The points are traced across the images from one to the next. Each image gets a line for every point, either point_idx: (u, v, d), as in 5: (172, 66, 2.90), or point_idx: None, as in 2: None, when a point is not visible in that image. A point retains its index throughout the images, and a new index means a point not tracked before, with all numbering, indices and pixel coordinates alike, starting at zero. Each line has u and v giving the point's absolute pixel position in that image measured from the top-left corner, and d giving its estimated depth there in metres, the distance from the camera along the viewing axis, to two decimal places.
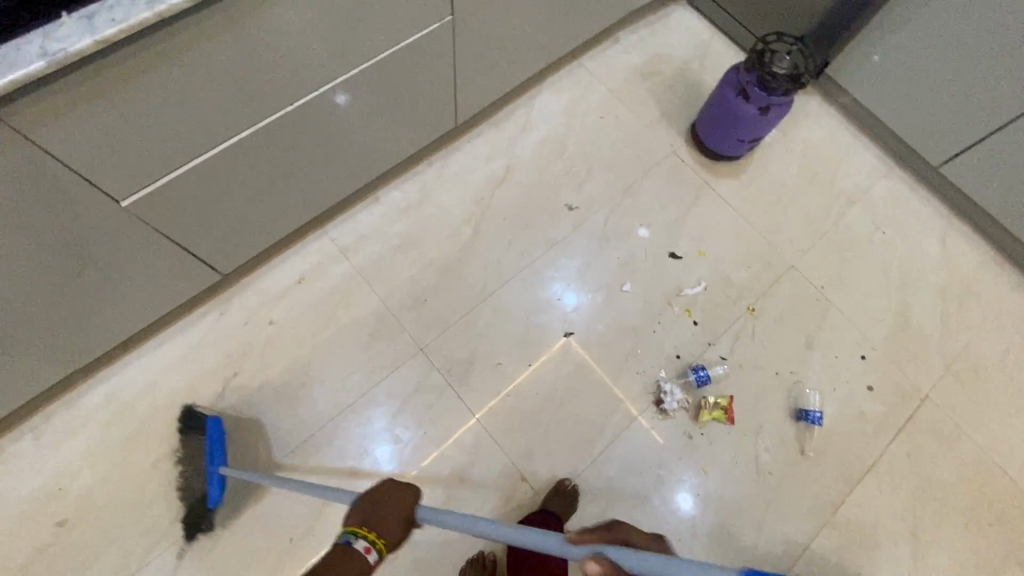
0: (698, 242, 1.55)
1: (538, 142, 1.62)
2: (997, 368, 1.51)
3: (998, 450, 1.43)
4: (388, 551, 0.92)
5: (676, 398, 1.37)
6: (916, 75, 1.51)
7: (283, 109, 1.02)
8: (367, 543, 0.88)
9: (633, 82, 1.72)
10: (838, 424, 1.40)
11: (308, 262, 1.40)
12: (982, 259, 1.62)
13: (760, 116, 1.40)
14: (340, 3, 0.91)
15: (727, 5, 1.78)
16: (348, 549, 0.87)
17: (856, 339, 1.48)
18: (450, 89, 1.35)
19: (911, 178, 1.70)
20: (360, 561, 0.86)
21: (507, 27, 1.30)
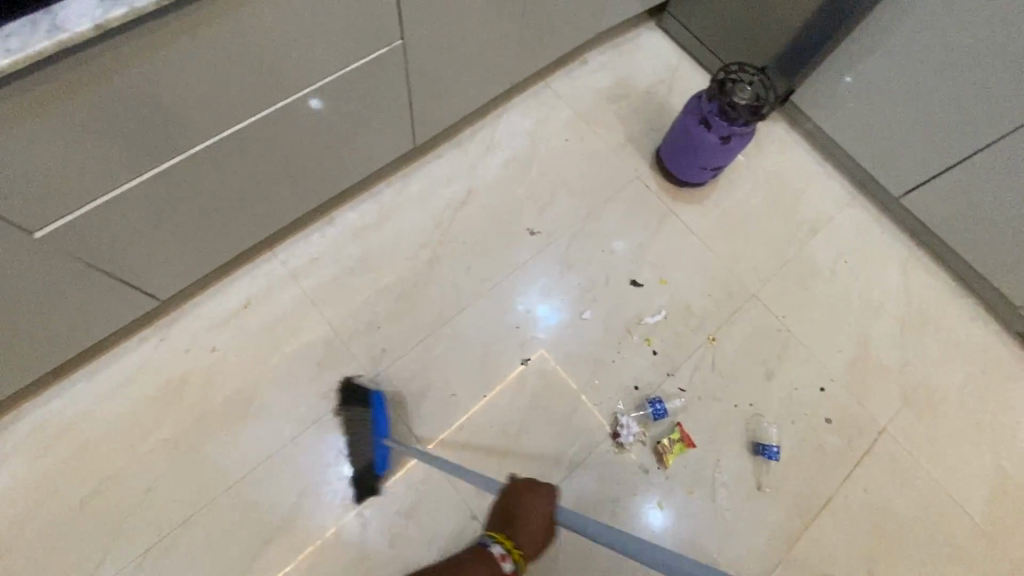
0: (659, 270, 1.53)
1: (502, 163, 1.58)
2: (954, 401, 1.51)
3: (953, 484, 1.43)
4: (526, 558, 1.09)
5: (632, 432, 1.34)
6: (877, 106, 1.52)
7: (217, 136, 0.99)
8: (498, 548, 1.07)
9: (599, 104, 1.70)
10: (796, 457, 1.39)
11: (258, 285, 1.36)
12: (941, 291, 1.63)
13: (721, 144, 1.39)
14: (273, 27, 0.87)
15: (694, 29, 1.78)
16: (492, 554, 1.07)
17: (815, 370, 1.48)
18: (406, 111, 1.31)
19: (873, 207, 1.71)
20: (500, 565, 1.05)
21: (466, 49, 1.28)
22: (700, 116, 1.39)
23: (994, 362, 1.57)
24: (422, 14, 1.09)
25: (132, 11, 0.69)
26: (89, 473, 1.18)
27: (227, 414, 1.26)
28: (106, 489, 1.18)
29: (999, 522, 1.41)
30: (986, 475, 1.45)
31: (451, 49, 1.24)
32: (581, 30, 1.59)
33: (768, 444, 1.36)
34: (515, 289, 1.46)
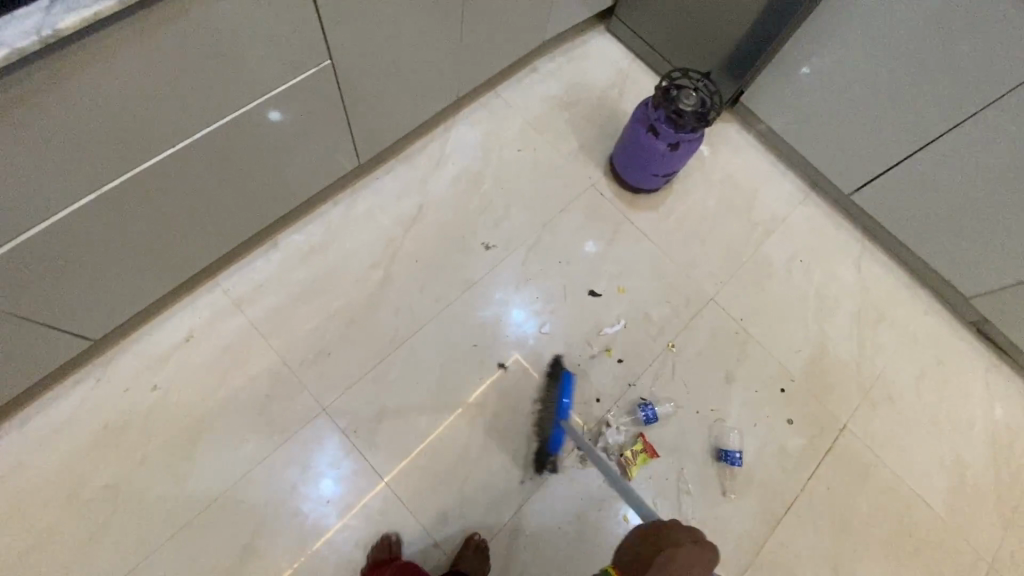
0: (618, 279, 1.52)
1: (453, 177, 1.55)
2: (911, 394, 1.53)
3: (914, 476, 1.45)
4: None
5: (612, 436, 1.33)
6: (825, 104, 1.54)
7: (131, 174, 0.91)
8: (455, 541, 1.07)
9: (550, 113, 1.69)
10: (759, 460, 1.39)
11: (201, 317, 1.30)
12: (894, 284, 1.65)
13: (671, 152, 1.39)
14: (184, 56, 0.82)
15: (643, 33, 1.77)
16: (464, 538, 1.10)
17: (775, 371, 1.48)
18: (348, 131, 1.27)
19: (826, 205, 1.72)
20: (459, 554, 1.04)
21: (408, 62, 1.24)
22: (648, 125, 1.39)
23: (947, 352, 1.60)
24: (354, 33, 1.05)
25: (14, 53, 0.63)
26: (21, 530, 1.11)
27: (172, 455, 1.20)
28: (40, 546, 1.11)
29: (959, 511, 1.43)
30: (945, 466, 1.47)
31: (392, 64, 1.21)
32: (529, 38, 1.57)
33: (732, 449, 1.35)
34: (473, 306, 1.43)
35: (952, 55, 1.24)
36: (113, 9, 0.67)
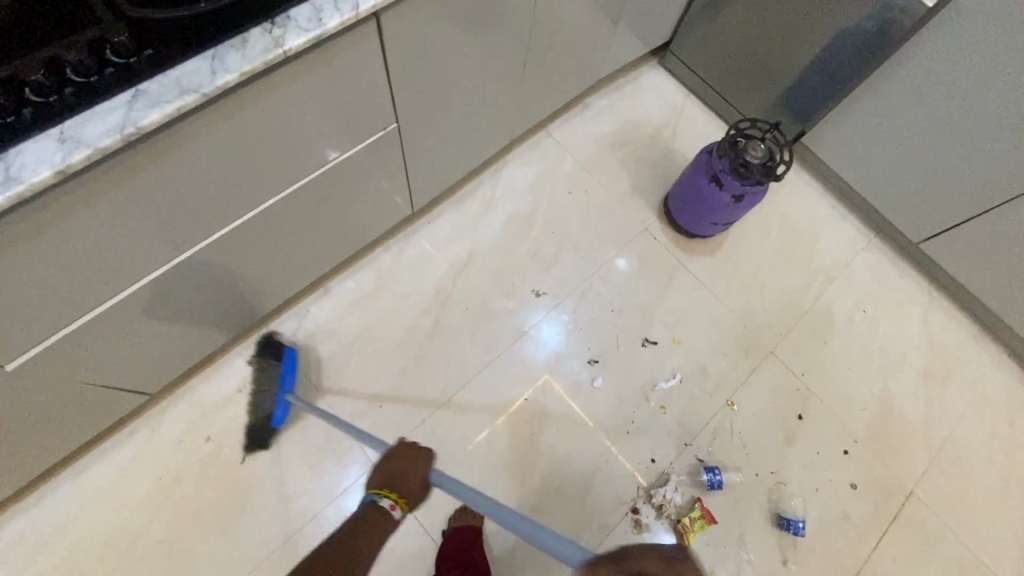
0: (672, 330, 1.47)
1: (504, 221, 1.52)
2: (983, 457, 1.45)
3: (987, 548, 1.37)
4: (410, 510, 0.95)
5: (664, 505, 1.28)
6: (897, 151, 1.46)
7: (201, 244, 0.90)
8: (390, 501, 0.93)
9: (602, 153, 1.64)
10: (821, 528, 1.32)
11: (253, 367, 1.30)
12: (963, 337, 1.57)
13: (735, 204, 1.33)
14: (261, 135, 0.80)
15: (699, 70, 1.72)
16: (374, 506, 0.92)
17: (837, 432, 1.42)
18: (405, 183, 1.25)
19: (889, 251, 1.64)
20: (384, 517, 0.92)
21: (466, 113, 1.22)
22: (711, 173, 1.33)
23: (1021, 412, 1.51)
24: (419, 92, 1.02)
25: (96, 152, 0.61)
26: None
27: (225, 510, 1.19)
28: None
29: None
30: (1020, 538, 1.38)
31: (450, 116, 1.18)
32: (583, 78, 1.53)
33: (794, 517, 1.30)
34: (523, 357, 1.40)
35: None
36: (196, 101, 0.65)
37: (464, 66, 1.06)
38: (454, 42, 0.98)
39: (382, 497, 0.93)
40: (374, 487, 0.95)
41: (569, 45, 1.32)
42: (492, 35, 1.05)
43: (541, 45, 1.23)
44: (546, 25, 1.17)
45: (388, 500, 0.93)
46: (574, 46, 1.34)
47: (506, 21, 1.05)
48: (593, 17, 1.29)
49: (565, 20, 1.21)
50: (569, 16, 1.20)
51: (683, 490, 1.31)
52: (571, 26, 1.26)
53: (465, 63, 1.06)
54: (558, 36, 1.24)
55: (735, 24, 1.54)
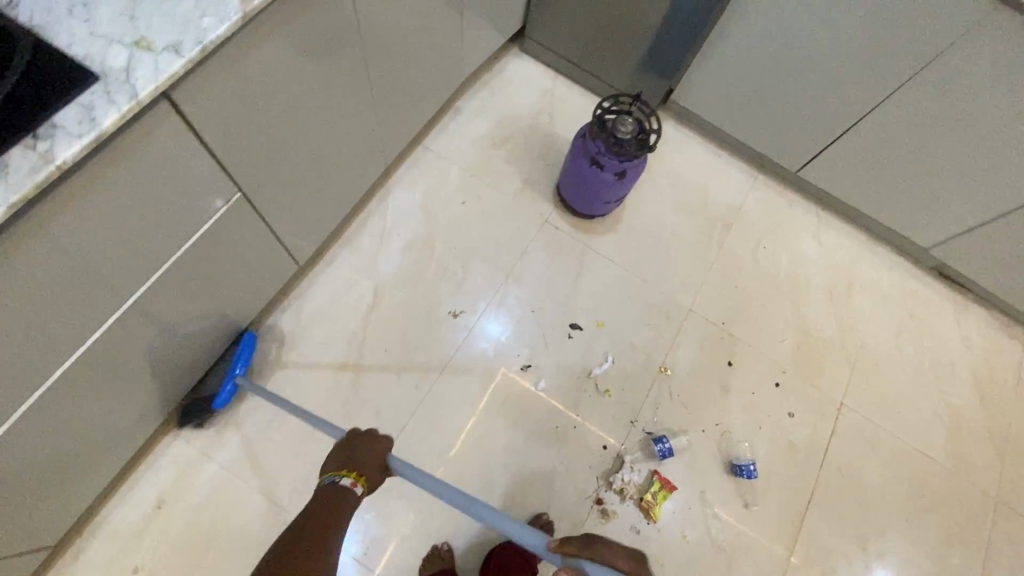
0: (593, 316, 1.48)
1: (402, 249, 1.46)
2: (895, 354, 1.57)
3: (915, 434, 1.49)
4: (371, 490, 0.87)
5: (625, 487, 1.31)
6: (758, 89, 1.52)
7: (41, 388, 0.79)
8: (352, 480, 0.83)
9: (486, 154, 1.61)
10: (771, 463, 1.39)
11: (168, 478, 1.20)
12: (855, 248, 1.67)
13: (619, 180, 1.34)
14: (67, 255, 0.70)
15: (559, 50, 1.70)
16: (335, 486, 0.81)
17: (766, 368, 1.48)
18: (279, 243, 1.17)
19: (774, 184, 1.72)
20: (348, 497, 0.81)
21: (324, 153, 1.14)
22: (590, 157, 1.33)
23: (917, 302, 1.64)
24: (260, 150, 0.94)
25: None
26: None
27: None
28: None
29: (963, 459, 1.48)
30: (940, 417, 1.51)
31: (307, 162, 1.10)
32: (445, 83, 1.48)
33: (746, 462, 1.35)
34: (455, 382, 1.36)
35: (875, 26, 1.23)
36: None
37: (303, 110, 0.99)
38: (284, 90, 0.90)
39: (341, 478, 0.83)
40: (332, 471, 0.85)
41: (419, 55, 1.27)
42: (325, 70, 0.98)
43: (388, 64, 1.17)
44: (386, 44, 1.11)
45: (349, 478, 0.83)
46: (425, 55, 1.29)
47: (336, 53, 0.98)
48: (434, 21, 1.23)
49: (405, 33, 1.15)
50: (408, 27, 1.14)
51: (640, 467, 1.33)
52: (415, 36, 1.20)
53: (305, 108, 0.98)
54: (403, 48, 1.18)
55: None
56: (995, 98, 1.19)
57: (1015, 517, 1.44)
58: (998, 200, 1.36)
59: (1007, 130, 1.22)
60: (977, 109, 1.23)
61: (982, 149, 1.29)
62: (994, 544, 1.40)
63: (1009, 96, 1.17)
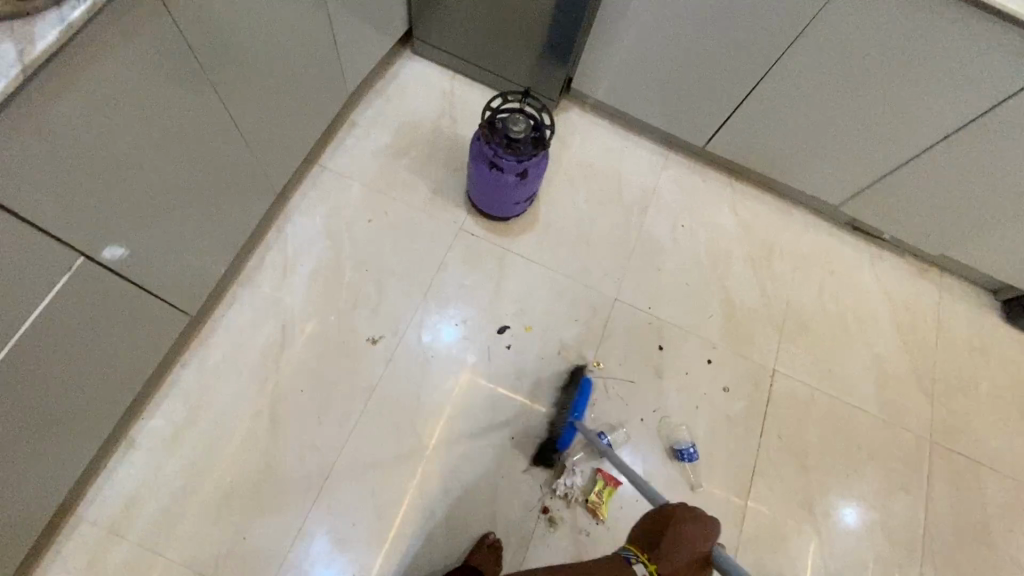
0: (519, 320, 1.44)
1: (309, 279, 1.38)
2: (819, 313, 1.60)
3: (846, 388, 1.52)
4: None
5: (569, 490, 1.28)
6: (653, 66, 1.51)
7: None
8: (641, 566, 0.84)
9: (388, 166, 1.53)
10: (711, 440, 1.39)
11: (73, 566, 1.10)
12: (771, 214, 1.69)
13: (522, 181, 1.30)
14: None
15: (451, 48, 1.64)
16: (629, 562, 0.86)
17: (697, 346, 1.48)
18: (151, 294, 1.08)
19: (685, 160, 1.72)
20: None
21: (189, 192, 1.06)
22: (488, 160, 1.28)
23: (835, 259, 1.67)
24: (96, 201, 0.86)
25: None
26: None
27: None
28: None
29: (893, 405, 1.53)
30: (867, 368, 1.56)
31: (168, 205, 1.02)
32: (328, 96, 1.40)
33: (686, 445, 1.35)
34: (381, 409, 1.30)
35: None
36: None
37: (146, 151, 0.91)
38: (112, 134, 0.83)
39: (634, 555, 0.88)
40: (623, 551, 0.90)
41: (286, 72, 1.19)
42: (166, 106, 0.90)
43: (249, 87, 1.09)
44: (240, 66, 1.03)
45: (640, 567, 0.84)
46: (294, 71, 1.21)
47: (175, 86, 0.90)
48: (297, 35, 1.16)
49: (263, 52, 1.08)
50: (264, 44, 1.07)
51: (581, 467, 1.31)
52: (276, 54, 1.12)
53: (147, 149, 0.90)
54: (265, 67, 1.11)
55: None
56: (872, 50, 1.21)
57: (946, 454, 1.50)
58: (893, 150, 1.40)
59: (893, 82, 1.25)
60: (861, 63, 1.25)
61: (869, 102, 1.32)
62: (931, 484, 1.46)
63: (884, 47, 1.20)
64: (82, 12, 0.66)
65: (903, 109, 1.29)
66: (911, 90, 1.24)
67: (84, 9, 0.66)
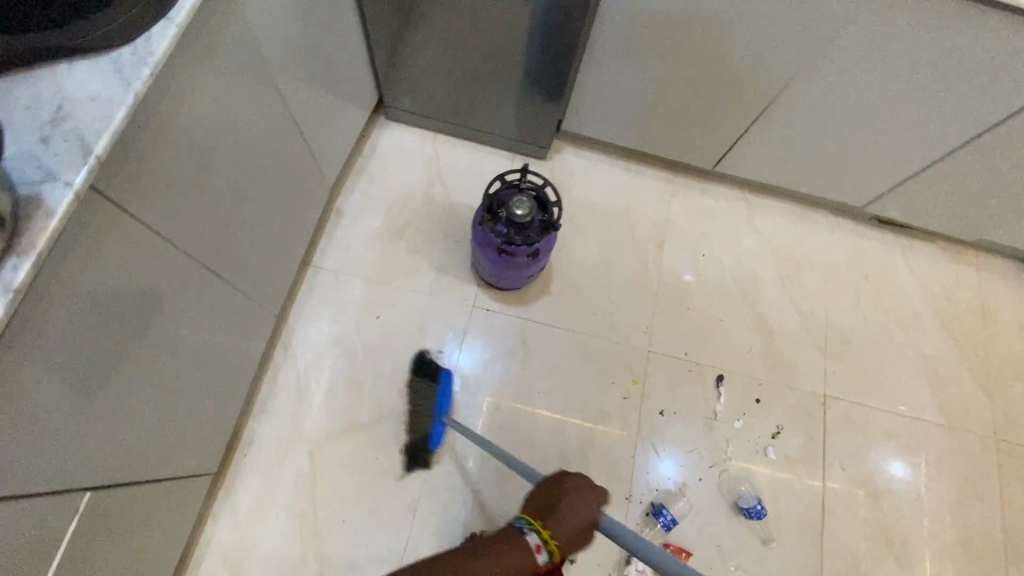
0: (553, 394, 1.37)
1: (327, 395, 1.30)
2: (860, 323, 1.51)
3: (902, 400, 1.45)
4: (561, 555, 0.82)
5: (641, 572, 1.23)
6: (646, 97, 1.40)
7: None
8: (537, 539, 0.81)
9: (386, 252, 1.43)
10: (775, 486, 1.33)
11: None
12: (792, 225, 1.60)
13: (536, 259, 1.21)
14: None
15: (427, 111, 1.52)
16: (519, 538, 0.82)
17: (742, 386, 1.41)
18: (177, 468, 1.02)
19: (694, 181, 1.61)
20: (529, 556, 0.80)
21: (191, 362, 0.97)
22: (496, 246, 1.18)
23: (867, 259, 1.58)
24: (96, 425, 0.77)
25: None
26: None
27: None
28: None
29: (952, 408, 1.46)
30: (919, 373, 1.48)
31: (171, 386, 0.93)
32: (309, 198, 1.29)
33: (751, 501, 1.30)
34: (430, 525, 1.24)
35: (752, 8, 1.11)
36: None
37: (137, 350, 0.81)
38: (93, 357, 0.72)
39: (530, 531, 0.82)
40: (525, 518, 0.85)
41: (267, 196, 1.08)
42: (146, 299, 0.79)
43: (229, 230, 0.98)
44: (217, 215, 0.93)
45: (535, 537, 0.82)
46: (274, 192, 1.11)
47: (151, 276, 0.79)
48: (268, 157, 1.05)
49: (238, 189, 0.97)
50: (237, 181, 0.96)
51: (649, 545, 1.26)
52: (252, 184, 1.02)
53: (135, 350, 0.81)
54: (243, 202, 1.00)
55: (426, 56, 1.34)
56: (893, 56, 1.11)
57: (1014, 450, 1.43)
58: (922, 146, 1.30)
59: (921, 84, 1.15)
60: (884, 68, 1.14)
61: (895, 105, 1.22)
62: (1004, 486, 1.40)
63: (907, 50, 1.09)
64: (27, 271, 0.55)
65: (933, 108, 1.19)
66: (941, 88, 1.14)
67: (29, 267, 0.56)
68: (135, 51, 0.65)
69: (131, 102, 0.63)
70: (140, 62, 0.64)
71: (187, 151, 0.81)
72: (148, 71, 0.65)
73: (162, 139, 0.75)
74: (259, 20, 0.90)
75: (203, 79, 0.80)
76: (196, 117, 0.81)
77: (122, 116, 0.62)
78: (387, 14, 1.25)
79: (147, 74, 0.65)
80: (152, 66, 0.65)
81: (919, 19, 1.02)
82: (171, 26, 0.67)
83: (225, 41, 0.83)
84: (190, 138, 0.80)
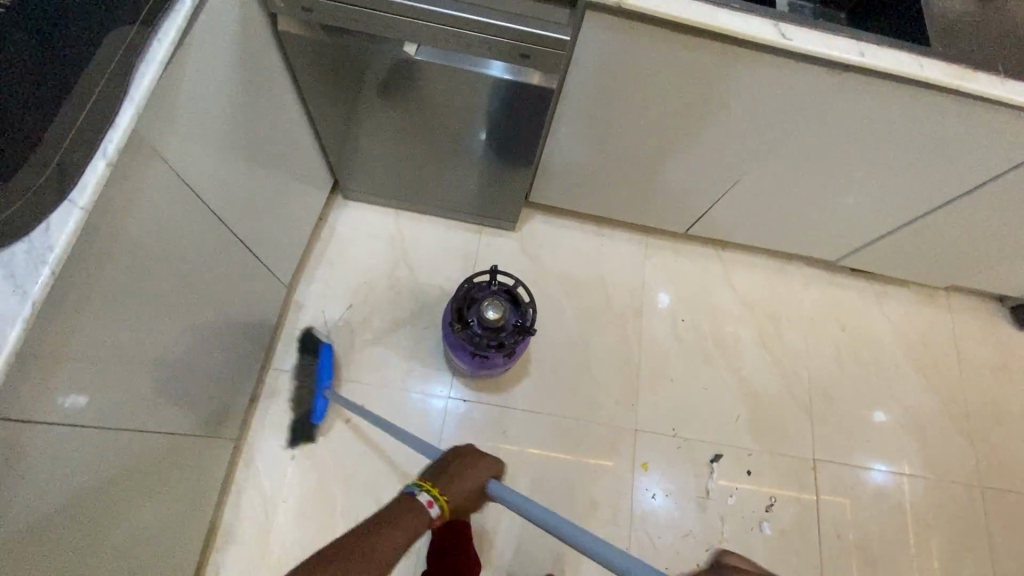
0: (539, 487, 1.30)
1: (297, 514, 1.21)
2: (842, 379, 1.50)
3: (889, 455, 1.44)
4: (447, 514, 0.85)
5: None
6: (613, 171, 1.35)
7: None
8: (428, 497, 0.83)
9: (351, 346, 1.35)
10: (772, 564, 1.30)
11: None
12: (767, 279, 1.58)
13: (512, 360, 1.13)
14: None
15: (386, 192, 1.44)
16: (411, 499, 0.82)
17: (732, 458, 1.37)
18: None
19: (667, 242, 1.58)
20: (420, 514, 0.81)
21: (129, 529, 0.86)
22: (468, 350, 1.11)
23: (843, 310, 1.58)
24: None
25: None
26: None
27: None
28: None
29: (937, 459, 1.45)
30: (903, 425, 1.48)
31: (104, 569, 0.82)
32: (262, 306, 1.19)
33: None
34: None
35: None
36: None
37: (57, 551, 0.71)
38: None
39: (420, 490, 0.84)
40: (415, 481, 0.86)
41: (212, 322, 0.99)
42: (65, 498, 0.70)
43: (169, 375, 0.89)
44: (152, 370, 0.83)
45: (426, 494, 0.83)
46: (220, 317, 1.01)
47: (70, 467, 0.70)
48: (213, 283, 0.96)
49: (178, 329, 0.88)
50: (176, 325, 0.87)
51: None
52: (194, 319, 0.92)
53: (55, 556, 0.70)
54: (184, 341, 0.91)
55: (379, 146, 1.25)
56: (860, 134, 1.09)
57: (999, 497, 1.43)
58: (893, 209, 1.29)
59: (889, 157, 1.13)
60: None
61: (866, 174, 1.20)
62: (995, 538, 1.39)
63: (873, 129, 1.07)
64: None
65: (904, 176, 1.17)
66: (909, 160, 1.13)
67: None
68: (31, 248, 0.56)
69: (28, 313, 0.54)
70: (37, 261, 0.55)
71: (112, 321, 0.71)
72: (48, 270, 0.56)
73: (76, 321, 0.65)
74: (192, 154, 0.81)
75: (131, 241, 0.71)
76: (122, 282, 0.71)
77: (17, 334, 0.53)
78: (333, 111, 1.15)
79: (46, 275, 0.55)
80: (53, 264, 0.56)
81: (893, 115, 0.99)
82: (74, 210, 0.58)
83: (152, 189, 0.73)
84: (115, 306, 0.71)
